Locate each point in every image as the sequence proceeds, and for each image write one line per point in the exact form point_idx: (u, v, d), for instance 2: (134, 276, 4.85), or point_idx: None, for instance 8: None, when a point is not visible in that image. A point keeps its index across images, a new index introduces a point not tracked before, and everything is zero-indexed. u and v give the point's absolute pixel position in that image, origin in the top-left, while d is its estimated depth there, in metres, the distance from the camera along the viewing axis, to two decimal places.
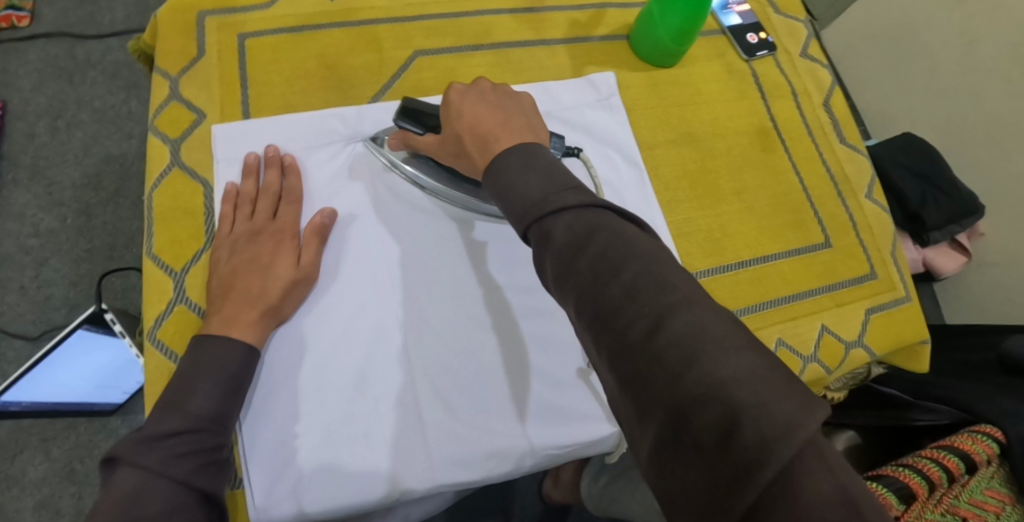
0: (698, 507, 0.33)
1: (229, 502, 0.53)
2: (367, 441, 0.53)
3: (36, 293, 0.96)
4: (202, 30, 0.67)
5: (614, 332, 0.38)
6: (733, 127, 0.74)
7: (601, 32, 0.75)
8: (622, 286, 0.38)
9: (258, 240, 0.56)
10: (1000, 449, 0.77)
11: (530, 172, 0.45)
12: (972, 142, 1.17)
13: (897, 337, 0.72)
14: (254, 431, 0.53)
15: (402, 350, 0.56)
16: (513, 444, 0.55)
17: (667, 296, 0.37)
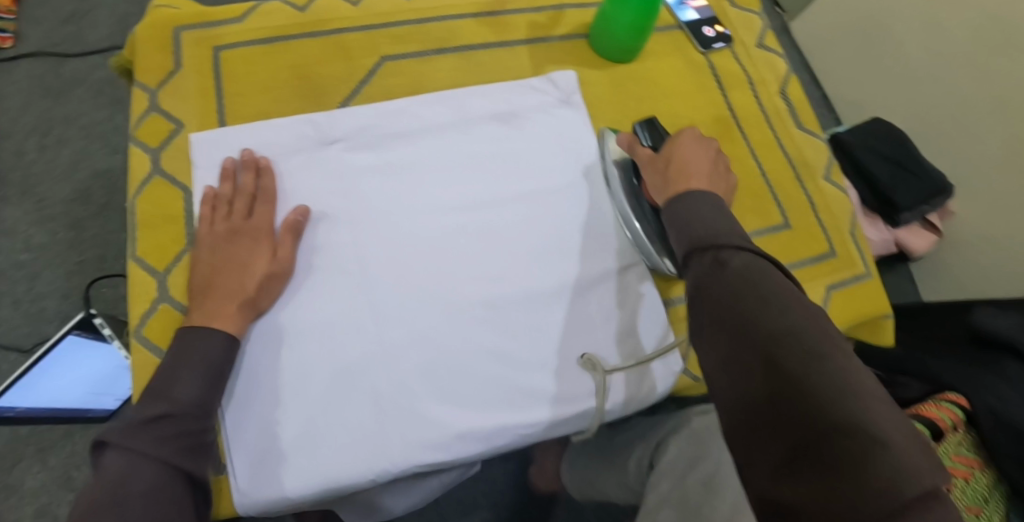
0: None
1: (214, 487, 0.55)
2: (345, 426, 0.56)
3: (29, 306, 0.99)
4: (178, 44, 0.70)
5: (747, 348, 0.43)
6: (690, 118, 0.78)
7: (561, 32, 0.78)
8: (777, 323, 0.42)
9: (236, 239, 0.59)
10: (965, 415, 0.80)
11: (706, 211, 0.53)
12: (938, 124, 1.21)
13: (857, 311, 0.75)
14: (238, 419, 0.56)
15: (377, 340, 0.59)
16: (483, 425, 0.58)
17: (822, 343, 0.41)
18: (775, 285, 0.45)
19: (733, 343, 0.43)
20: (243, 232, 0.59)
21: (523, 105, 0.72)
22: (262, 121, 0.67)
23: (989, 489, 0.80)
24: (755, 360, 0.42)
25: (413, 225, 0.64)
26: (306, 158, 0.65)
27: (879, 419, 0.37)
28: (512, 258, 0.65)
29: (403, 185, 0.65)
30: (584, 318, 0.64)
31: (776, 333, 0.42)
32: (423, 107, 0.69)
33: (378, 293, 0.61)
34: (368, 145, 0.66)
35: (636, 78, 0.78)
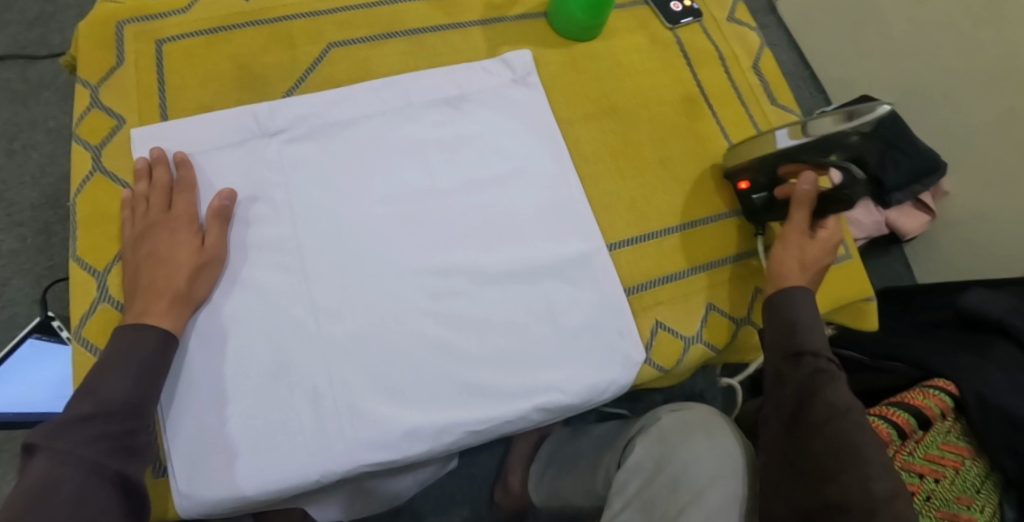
0: None
1: (153, 491, 0.53)
2: (286, 425, 0.54)
3: (0, 312, 0.98)
4: (121, 38, 0.67)
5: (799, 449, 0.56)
6: (655, 97, 0.74)
7: (518, 12, 0.75)
8: (818, 437, 0.55)
9: (153, 232, 0.56)
10: (953, 402, 0.76)
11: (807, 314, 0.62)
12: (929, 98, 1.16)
13: (838, 295, 0.71)
14: (176, 419, 0.53)
15: (321, 336, 0.57)
16: (430, 423, 0.56)
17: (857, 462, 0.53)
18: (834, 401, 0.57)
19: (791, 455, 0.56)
20: (162, 226, 0.57)
21: (473, 91, 0.69)
22: (202, 114, 0.64)
23: (980, 477, 0.77)
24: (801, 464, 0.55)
25: (355, 216, 0.61)
26: (242, 152, 0.62)
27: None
28: (459, 250, 0.62)
29: (343, 176, 0.63)
30: (536, 306, 0.62)
31: (835, 429, 0.55)
32: (365, 94, 0.67)
33: (313, 288, 0.58)
34: (304, 136, 0.64)
35: (600, 58, 0.75)
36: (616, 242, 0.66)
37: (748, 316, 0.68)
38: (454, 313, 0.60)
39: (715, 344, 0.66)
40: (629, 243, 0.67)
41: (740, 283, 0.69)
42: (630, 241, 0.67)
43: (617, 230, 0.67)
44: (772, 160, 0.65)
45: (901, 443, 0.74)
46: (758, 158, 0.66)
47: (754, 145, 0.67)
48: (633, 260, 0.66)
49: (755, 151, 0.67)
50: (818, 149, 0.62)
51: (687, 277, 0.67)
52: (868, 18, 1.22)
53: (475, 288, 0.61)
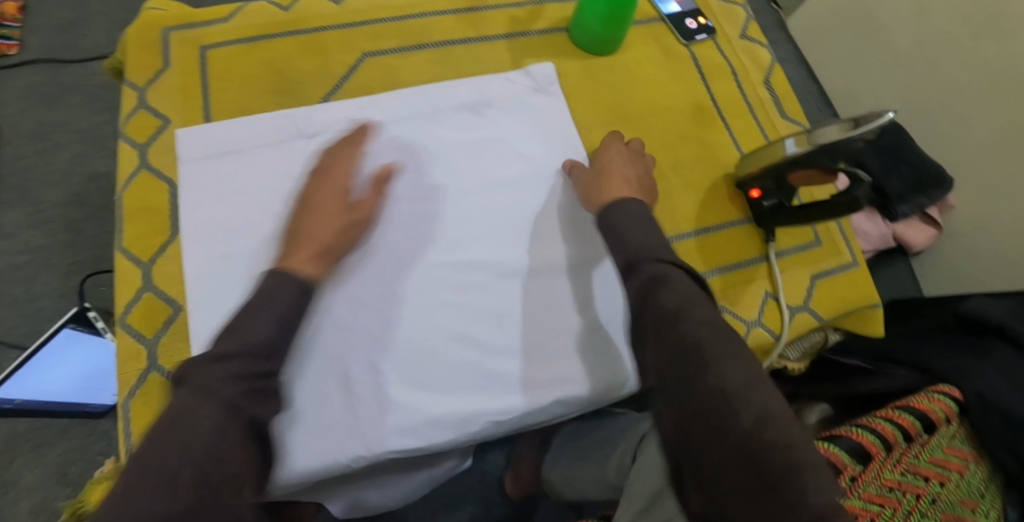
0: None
1: None
2: (314, 412, 0.56)
3: (28, 306, 1.00)
4: (166, 44, 0.71)
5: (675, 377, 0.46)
6: (671, 108, 0.78)
7: (540, 26, 0.79)
8: (688, 340, 0.47)
9: None
10: (958, 407, 0.79)
11: (638, 227, 0.58)
12: (931, 116, 1.20)
13: (843, 300, 0.74)
14: None
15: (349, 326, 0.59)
16: (452, 411, 0.59)
17: (737, 376, 0.45)
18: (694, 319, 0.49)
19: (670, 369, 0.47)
20: None
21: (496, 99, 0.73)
22: (242, 117, 0.68)
23: (985, 482, 0.79)
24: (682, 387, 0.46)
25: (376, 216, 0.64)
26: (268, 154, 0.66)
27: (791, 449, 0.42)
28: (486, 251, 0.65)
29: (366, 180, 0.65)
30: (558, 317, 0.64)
31: (709, 375, 0.45)
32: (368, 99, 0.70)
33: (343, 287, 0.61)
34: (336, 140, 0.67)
35: (619, 71, 0.78)
36: None
37: (758, 318, 0.70)
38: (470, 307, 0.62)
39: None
40: None
41: (750, 286, 0.71)
42: None
43: None
44: (783, 166, 0.67)
45: (907, 446, 0.76)
46: (770, 165, 0.68)
47: (767, 153, 0.69)
48: None
49: (773, 159, 0.67)
50: (823, 156, 0.63)
51: (698, 280, 0.70)
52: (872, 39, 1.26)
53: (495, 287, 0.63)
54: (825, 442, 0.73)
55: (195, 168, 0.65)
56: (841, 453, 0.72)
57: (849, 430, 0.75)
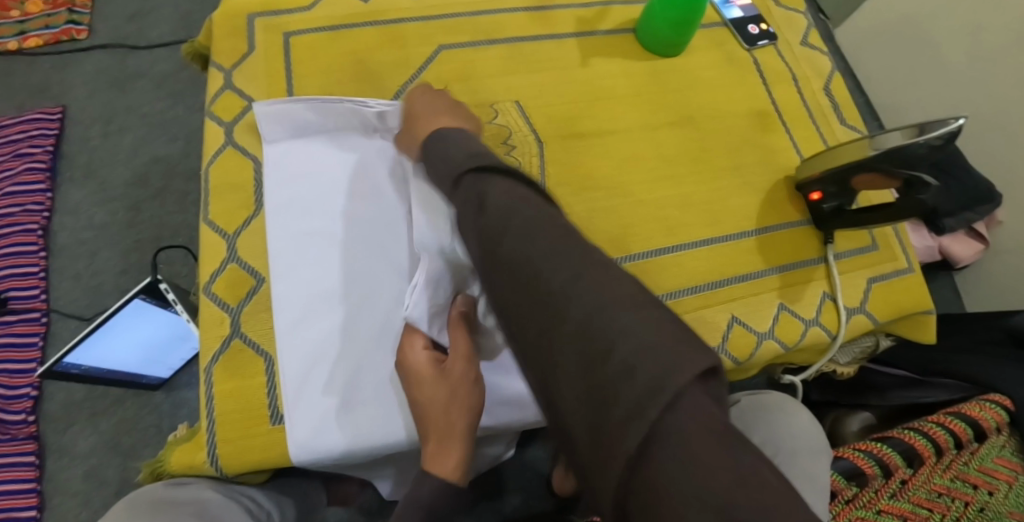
0: (599, 458, 0.34)
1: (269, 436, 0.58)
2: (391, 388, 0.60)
3: (90, 280, 1.04)
4: (251, 30, 0.74)
5: (530, 294, 0.40)
6: (731, 111, 0.80)
7: (607, 27, 0.81)
8: (536, 252, 0.40)
9: None
10: (1008, 416, 0.80)
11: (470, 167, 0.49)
12: (979, 133, 1.21)
13: (898, 305, 0.75)
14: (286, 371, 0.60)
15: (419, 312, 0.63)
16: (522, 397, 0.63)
17: (582, 284, 0.38)
18: (545, 236, 0.41)
19: (520, 289, 0.40)
20: None
21: None
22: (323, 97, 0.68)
23: None
24: (532, 305, 0.39)
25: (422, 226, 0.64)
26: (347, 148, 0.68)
27: (660, 347, 0.34)
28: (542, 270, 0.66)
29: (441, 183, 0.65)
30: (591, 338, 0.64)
31: (581, 285, 0.38)
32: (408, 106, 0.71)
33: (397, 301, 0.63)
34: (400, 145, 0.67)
35: (682, 73, 0.80)
36: (691, 241, 0.71)
37: (815, 318, 0.71)
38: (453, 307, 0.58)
39: (784, 340, 0.69)
40: (705, 242, 0.71)
41: (808, 285, 0.72)
42: (705, 241, 0.71)
43: (695, 230, 0.71)
44: (850, 168, 0.67)
45: (957, 453, 0.77)
46: (835, 167, 0.69)
47: (834, 155, 0.69)
48: (711, 257, 0.70)
49: (841, 160, 0.68)
50: (891, 160, 0.63)
51: (759, 276, 0.71)
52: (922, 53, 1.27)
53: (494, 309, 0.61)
54: (878, 443, 0.74)
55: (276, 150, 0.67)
56: (893, 455, 0.73)
57: (902, 432, 0.76)
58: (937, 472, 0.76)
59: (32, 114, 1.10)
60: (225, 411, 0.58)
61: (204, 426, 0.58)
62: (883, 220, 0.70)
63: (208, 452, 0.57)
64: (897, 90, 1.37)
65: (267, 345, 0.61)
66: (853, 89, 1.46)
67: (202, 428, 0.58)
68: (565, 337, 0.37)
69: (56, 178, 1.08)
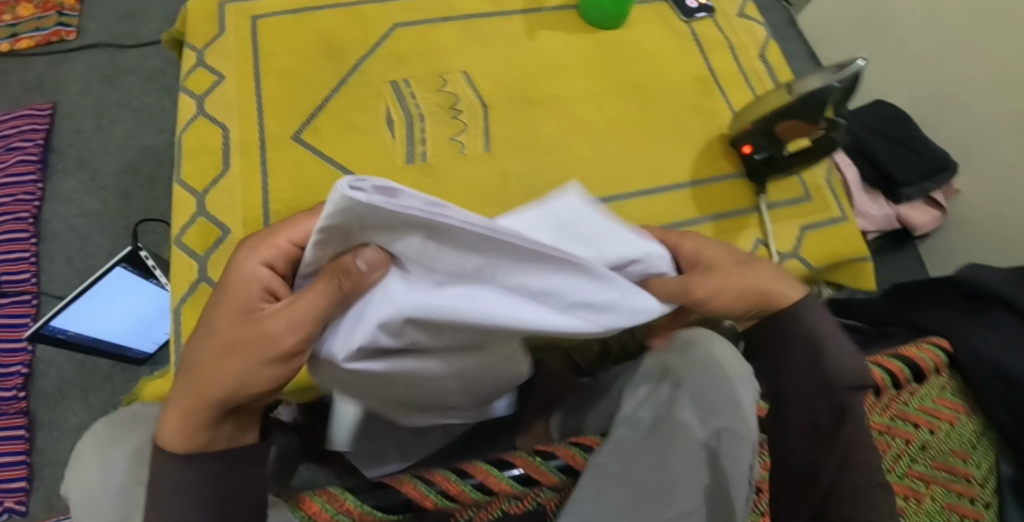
0: (791, 481, 0.45)
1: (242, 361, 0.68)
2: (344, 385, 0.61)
3: (81, 264, 1.09)
4: (222, 13, 0.80)
5: (787, 323, 0.48)
6: (673, 76, 0.85)
7: (554, 4, 0.87)
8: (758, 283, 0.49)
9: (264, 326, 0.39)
10: (946, 357, 0.84)
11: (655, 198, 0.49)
12: (936, 107, 1.27)
13: (833, 251, 0.79)
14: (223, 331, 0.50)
15: None
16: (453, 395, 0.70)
17: (807, 328, 0.48)
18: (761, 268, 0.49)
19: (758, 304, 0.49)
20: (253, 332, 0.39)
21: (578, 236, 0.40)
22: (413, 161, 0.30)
23: (976, 434, 0.84)
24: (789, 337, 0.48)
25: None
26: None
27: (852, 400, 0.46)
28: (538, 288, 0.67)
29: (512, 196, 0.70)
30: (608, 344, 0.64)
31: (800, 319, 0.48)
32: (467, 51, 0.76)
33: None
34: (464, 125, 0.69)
35: (625, 44, 0.86)
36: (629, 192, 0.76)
37: None
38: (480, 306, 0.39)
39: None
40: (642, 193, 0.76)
41: (742, 232, 0.77)
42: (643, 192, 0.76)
43: (635, 182, 0.77)
44: (771, 117, 0.72)
45: (897, 393, 0.80)
46: (759, 118, 0.73)
47: (759, 106, 0.74)
48: (650, 207, 0.76)
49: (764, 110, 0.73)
50: (812, 105, 0.68)
51: (697, 224, 0.76)
52: None
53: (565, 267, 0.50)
54: None
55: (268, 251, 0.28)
56: None
57: None
58: (877, 411, 0.78)
59: (25, 111, 1.16)
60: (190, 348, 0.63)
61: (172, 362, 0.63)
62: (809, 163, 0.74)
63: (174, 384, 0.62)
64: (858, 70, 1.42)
65: None
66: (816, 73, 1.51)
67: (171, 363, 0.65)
68: (798, 369, 0.46)
69: (49, 169, 1.15)
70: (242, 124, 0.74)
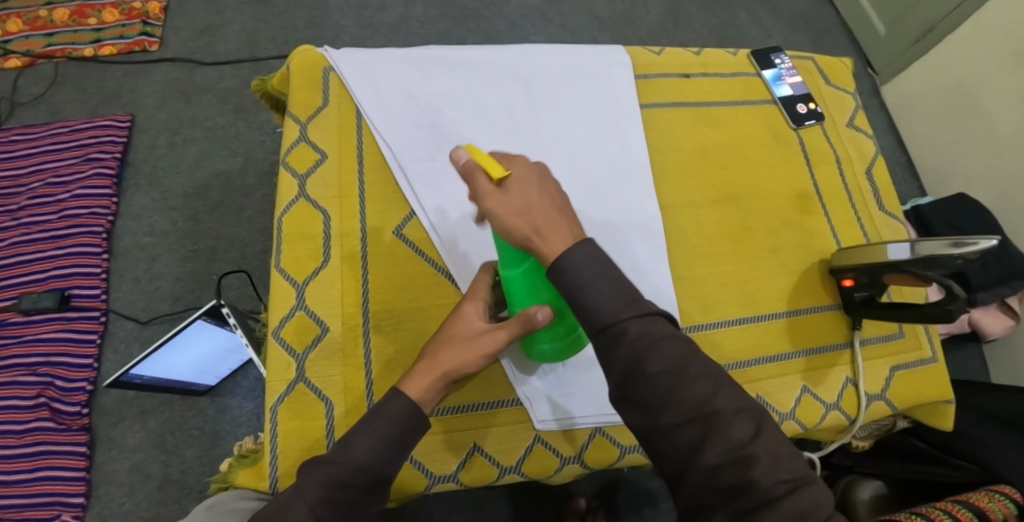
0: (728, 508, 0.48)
1: (296, 395, 0.63)
2: None
3: (147, 284, 1.12)
4: (326, 83, 0.75)
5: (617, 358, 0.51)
6: (776, 191, 0.81)
7: (661, 99, 0.82)
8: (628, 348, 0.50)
9: None
10: (1016, 509, 0.77)
11: None
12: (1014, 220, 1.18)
13: (919, 394, 0.77)
14: (438, 115, 0.74)
15: None
16: None
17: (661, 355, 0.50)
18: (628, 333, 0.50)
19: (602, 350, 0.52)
20: None
21: (524, 106, 0.77)
22: (394, 88, 0.75)
23: None
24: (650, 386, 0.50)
25: None
26: (431, 51, 0.78)
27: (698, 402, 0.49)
28: None
29: (660, 258, 0.73)
30: None
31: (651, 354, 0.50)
32: (610, 76, 0.81)
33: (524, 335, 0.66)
34: (606, 163, 0.76)
35: (728, 148, 0.82)
36: (721, 322, 0.73)
37: (836, 402, 0.74)
38: (503, 89, 0.77)
39: None
40: (726, 324, 0.73)
41: (832, 370, 0.75)
42: (725, 323, 0.73)
43: (729, 309, 0.74)
44: (877, 269, 0.71)
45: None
46: (868, 264, 0.71)
47: (865, 252, 0.72)
48: (739, 337, 0.73)
49: (870, 258, 0.71)
50: (923, 265, 0.66)
51: (790, 357, 0.74)
52: (973, 112, 1.24)
53: (537, 100, 0.78)
54: (955, 503, 0.73)
55: (411, 67, 0.77)
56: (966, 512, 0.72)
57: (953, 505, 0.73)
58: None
59: (104, 121, 1.19)
60: (289, 450, 0.62)
61: (267, 451, 0.62)
62: (912, 321, 0.71)
63: (270, 446, 0.62)
64: (943, 156, 1.33)
65: (327, 386, 0.64)
66: (896, 147, 1.43)
67: (265, 453, 0.62)
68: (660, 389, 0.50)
69: (122, 184, 1.17)
70: (342, 212, 0.70)
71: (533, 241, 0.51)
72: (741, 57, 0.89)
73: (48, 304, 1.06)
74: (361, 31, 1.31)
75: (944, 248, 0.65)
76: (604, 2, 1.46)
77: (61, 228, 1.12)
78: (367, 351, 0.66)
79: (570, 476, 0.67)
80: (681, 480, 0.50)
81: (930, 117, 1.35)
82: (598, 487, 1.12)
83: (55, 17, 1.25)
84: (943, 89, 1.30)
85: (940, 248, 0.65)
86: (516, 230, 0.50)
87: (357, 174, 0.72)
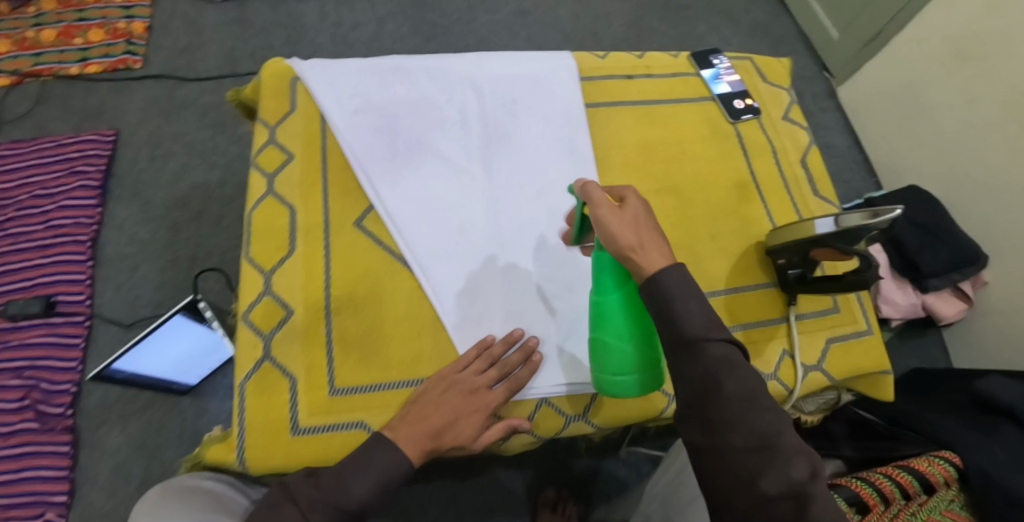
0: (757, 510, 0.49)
1: (264, 374, 0.68)
2: (469, 258, 0.75)
3: (129, 290, 1.17)
4: (293, 90, 0.81)
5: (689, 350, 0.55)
6: (716, 181, 0.87)
7: (607, 99, 0.89)
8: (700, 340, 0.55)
9: None
10: (957, 474, 0.76)
11: None
12: (966, 210, 1.24)
13: (856, 365, 0.82)
14: (396, 118, 0.81)
15: (490, 218, 0.77)
16: (497, 242, 0.76)
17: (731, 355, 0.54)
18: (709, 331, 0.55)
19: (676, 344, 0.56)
20: None
21: (476, 109, 0.83)
22: (354, 93, 0.81)
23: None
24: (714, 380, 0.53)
25: (500, 238, 0.77)
26: (389, 59, 0.84)
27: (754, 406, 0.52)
28: None
29: None
30: None
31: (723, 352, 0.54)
32: (557, 80, 0.87)
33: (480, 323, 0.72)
34: (553, 161, 0.82)
35: (670, 142, 0.88)
36: None
37: (774, 372, 0.79)
38: (456, 94, 0.84)
39: None
40: None
41: (769, 343, 0.80)
42: None
43: None
44: (805, 244, 0.76)
45: (942, 490, 0.74)
46: (795, 241, 0.77)
47: (794, 229, 0.77)
48: None
49: (797, 235, 0.76)
50: (842, 237, 0.71)
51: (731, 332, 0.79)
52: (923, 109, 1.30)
53: (488, 103, 0.84)
54: (897, 468, 0.73)
55: (371, 73, 0.83)
56: (905, 476, 0.72)
57: (895, 470, 0.73)
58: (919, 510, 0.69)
59: (88, 136, 1.24)
60: (254, 424, 0.66)
61: (235, 427, 0.66)
62: (839, 293, 0.76)
63: (238, 421, 0.66)
64: (896, 152, 1.39)
65: (291, 366, 0.69)
66: (850, 146, 1.50)
67: (234, 430, 0.66)
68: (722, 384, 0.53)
69: (106, 195, 1.22)
70: (307, 207, 0.75)
71: (635, 252, 0.58)
72: (682, 59, 0.96)
73: (33, 309, 1.11)
74: (336, 47, 1.38)
75: (861, 218, 0.69)
76: (568, 16, 1.53)
77: (47, 238, 1.16)
78: (330, 332, 0.70)
79: (521, 445, 0.72)
80: (720, 473, 0.52)
81: (882, 116, 1.42)
82: (569, 477, 1.16)
83: (43, 38, 1.32)
84: (894, 87, 1.37)
85: (857, 219, 0.69)
86: (624, 239, 0.58)
87: (320, 170, 0.77)
